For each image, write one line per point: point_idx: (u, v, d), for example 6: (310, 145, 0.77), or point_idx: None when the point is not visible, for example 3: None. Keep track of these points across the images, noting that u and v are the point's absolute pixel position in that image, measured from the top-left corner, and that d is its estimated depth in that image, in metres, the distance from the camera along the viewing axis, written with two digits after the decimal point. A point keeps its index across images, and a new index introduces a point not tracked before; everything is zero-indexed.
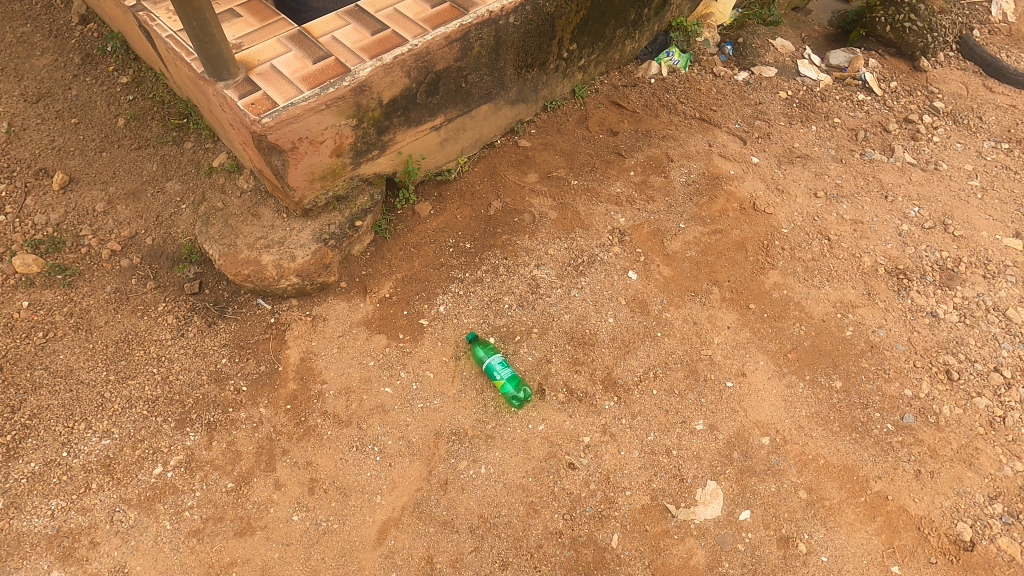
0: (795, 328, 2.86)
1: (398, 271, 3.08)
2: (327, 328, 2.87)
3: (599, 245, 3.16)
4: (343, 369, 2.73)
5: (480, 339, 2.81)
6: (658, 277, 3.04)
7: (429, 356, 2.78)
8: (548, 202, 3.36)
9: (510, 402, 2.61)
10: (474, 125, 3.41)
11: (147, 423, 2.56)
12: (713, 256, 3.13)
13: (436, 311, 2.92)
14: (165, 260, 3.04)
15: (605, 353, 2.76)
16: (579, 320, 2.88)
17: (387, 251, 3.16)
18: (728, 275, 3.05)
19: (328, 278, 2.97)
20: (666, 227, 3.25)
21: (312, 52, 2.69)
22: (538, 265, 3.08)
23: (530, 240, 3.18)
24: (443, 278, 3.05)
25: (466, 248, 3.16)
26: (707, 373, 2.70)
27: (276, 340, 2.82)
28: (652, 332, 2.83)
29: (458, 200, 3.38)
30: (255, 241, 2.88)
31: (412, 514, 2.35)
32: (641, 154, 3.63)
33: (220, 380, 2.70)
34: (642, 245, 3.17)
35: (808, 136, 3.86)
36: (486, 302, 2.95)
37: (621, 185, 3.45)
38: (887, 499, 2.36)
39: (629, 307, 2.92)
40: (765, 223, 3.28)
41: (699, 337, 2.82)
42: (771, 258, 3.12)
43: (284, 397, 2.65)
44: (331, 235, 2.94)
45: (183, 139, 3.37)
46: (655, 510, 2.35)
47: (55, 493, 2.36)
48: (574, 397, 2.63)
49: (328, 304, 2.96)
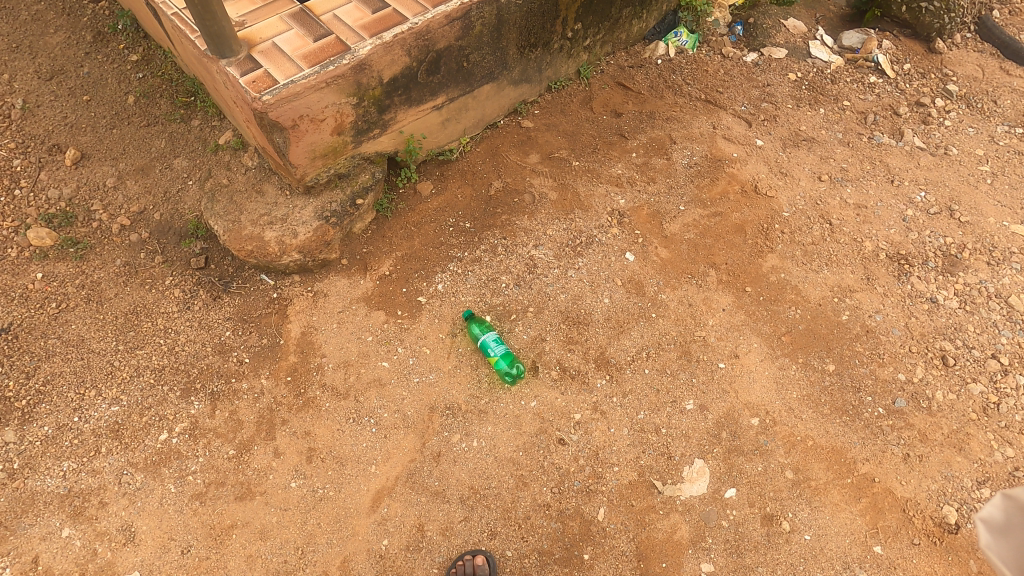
0: (791, 311, 2.85)
1: (398, 250, 3.14)
2: (327, 303, 2.94)
3: (597, 227, 3.18)
4: (342, 344, 2.80)
5: (476, 317, 2.86)
6: (656, 259, 3.05)
7: (426, 333, 2.84)
8: (548, 183, 3.38)
9: (503, 378, 2.66)
10: (476, 105, 3.42)
11: (154, 391, 2.66)
12: (711, 239, 3.12)
13: (434, 289, 2.98)
14: (173, 235, 3.12)
15: (599, 333, 2.80)
16: (575, 300, 2.91)
17: (388, 229, 3.21)
18: (726, 257, 3.05)
19: (330, 254, 3.03)
20: (666, 209, 3.25)
21: (312, 31, 2.72)
22: (536, 245, 3.11)
23: (529, 221, 3.21)
24: (442, 257, 3.10)
25: (466, 228, 3.20)
26: (699, 354, 2.72)
27: (278, 315, 2.90)
28: (648, 313, 2.86)
29: (459, 180, 3.41)
30: (259, 218, 2.97)
31: (405, 484, 2.43)
32: (643, 136, 3.62)
33: (224, 352, 2.78)
34: (641, 226, 3.18)
35: (815, 119, 3.82)
36: (484, 281, 3.00)
37: (622, 167, 3.45)
38: (874, 482, 2.38)
39: (626, 289, 2.94)
40: (766, 207, 3.26)
41: (694, 319, 2.83)
42: (770, 241, 3.10)
43: (285, 369, 2.73)
44: (332, 213, 3.00)
45: (191, 117, 3.42)
46: (642, 486, 2.39)
47: (67, 456, 2.48)
48: (566, 374, 2.67)
49: (329, 281, 3.02)
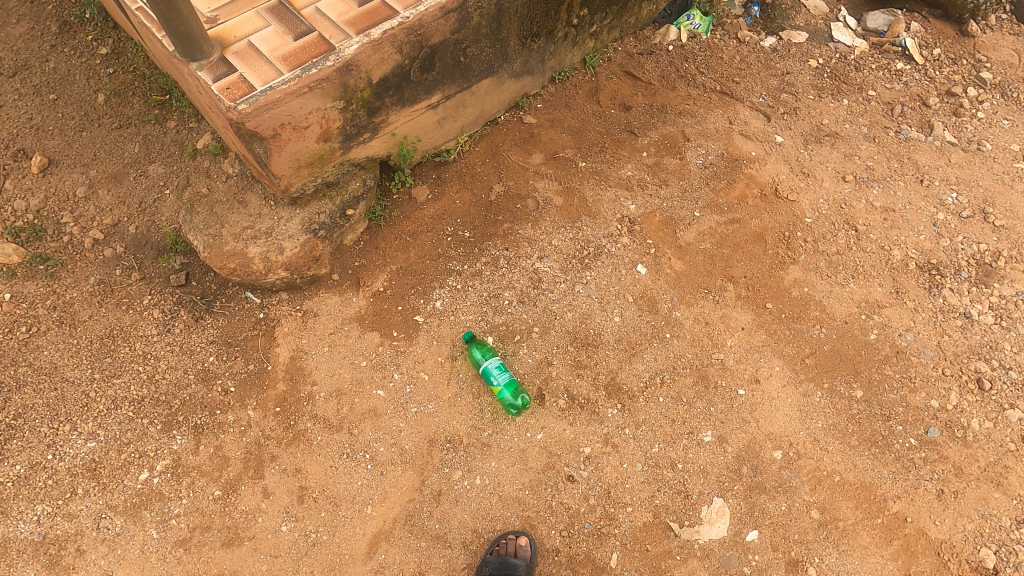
0: (816, 330, 2.66)
1: (393, 263, 2.92)
2: (318, 324, 2.74)
3: (606, 236, 2.95)
4: (333, 370, 2.61)
5: (477, 340, 2.67)
6: (669, 272, 2.84)
7: (424, 357, 2.65)
8: (553, 186, 3.14)
9: (507, 409, 2.48)
10: (474, 101, 3.16)
11: (133, 425, 2.47)
12: (729, 249, 2.89)
13: (432, 307, 2.78)
14: (150, 249, 2.90)
15: (609, 356, 2.61)
16: (583, 318, 2.71)
17: (381, 240, 2.99)
18: (745, 269, 2.83)
19: (319, 270, 2.82)
20: (680, 216, 3.02)
21: (293, 27, 2.45)
22: (540, 257, 2.90)
23: (532, 230, 2.98)
24: (440, 271, 2.89)
25: (465, 238, 2.98)
26: (717, 380, 2.54)
27: (265, 337, 2.70)
28: (661, 334, 2.67)
29: (457, 183, 3.17)
30: (241, 232, 2.75)
31: (404, 528, 2.28)
32: (654, 132, 3.36)
33: (207, 380, 2.59)
34: (653, 235, 2.95)
35: (838, 111, 3.55)
36: (485, 297, 2.80)
37: (633, 167, 3.20)
38: (906, 522, 2.23)
39: (637, 305, 2.74)
40: (787, 212, 3.02)
41: (711, 340, 2.64)
42: (793, 251, 2.87)
43: (273, 399, 2.55)
44: (321, 225, 2.78)
45: (167, 118, 3.16)
46: (657, 528, 2.24)
47: (41, 498, 2.31)
48: (575, 404, 2.49)
49: (319, 299, 2.81)
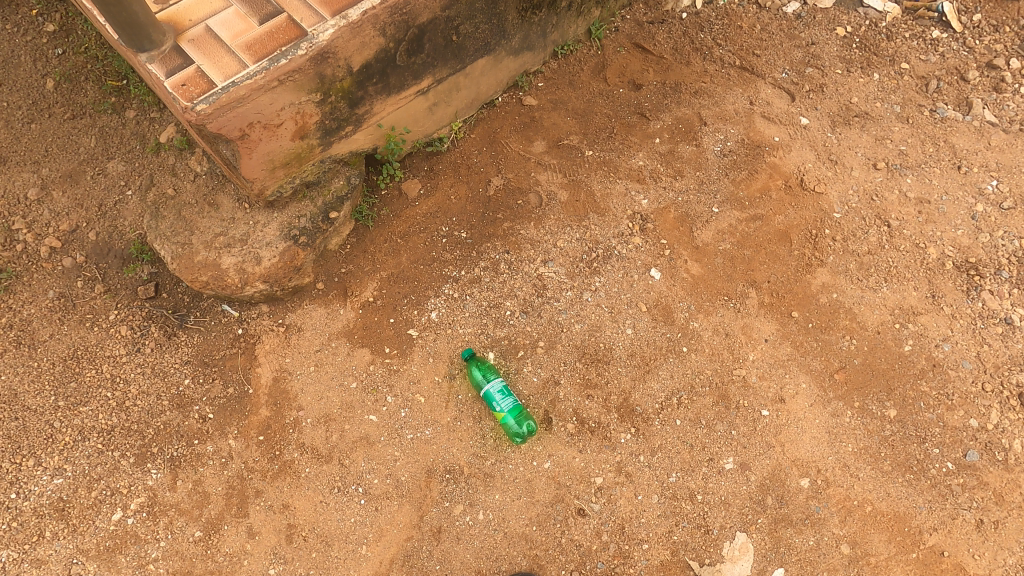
0: (846, 342, 2.44)
1: (383, 269, 2.65)
2: (302, 340, 2.50)
3: (616, 236, 2.69)
4: (320, 393, 2.40)
5: (477, 357, 2.44)
6: (685, 276, 2.59)
7: (419, 376, 2.43)
8: (557, 179, 2.83)
9: (511, 437, 2.28)
10: (469, 83, 2.82)
11: (103, 459, 2.27)
12: (751, 250, 2.63)
13: (427, 319, 2.54)
14: (114, 258, 2.62)
15: (622, 374, 2.39)
16: (592, 331, 2.48)
17: (369, 243, 2.71)
18: (769, 273, 2.58)
19: (302, 280, 2.56)
20: (697, 212, 2.74)
21: (258, 9, 2.12)
22: (544, 261, 2.64)
23: (535, 230, 2.70)
24: (435, 278, 2.63)
25: (461, 239, 2.71)
26: (739, 400, 2.34)
27: (245, 357, 2.47)
28: (678, 347, 2.44)
29: (452, 175, 2.86)
30: (213, 239, 2.47)
31: (402, 569, 2.12)
32: (668, 115, 3.03)
33: (183, 407, 2.37)
34: (667, 234, 2.69)
35: (868, 88, 3.23)
36: (484, 308, 2.55)
37: (645, 156, 2.89)
38: (943, 556, 2.08)
39: (651, 315, 2.51)
40: (814, 206, 2.75)
41: (732, 353, 2.43)
42: (821, 252, 2.62)
43: (256, 426, 2.34)
44: (301, 230, 2.50)
45: (125, 106, 2.82)
46: (676, 567, 2.10)
47: (5, 543, 2.13)
48: (585, 428, 2.30)
49: (302, 311, 2.57)
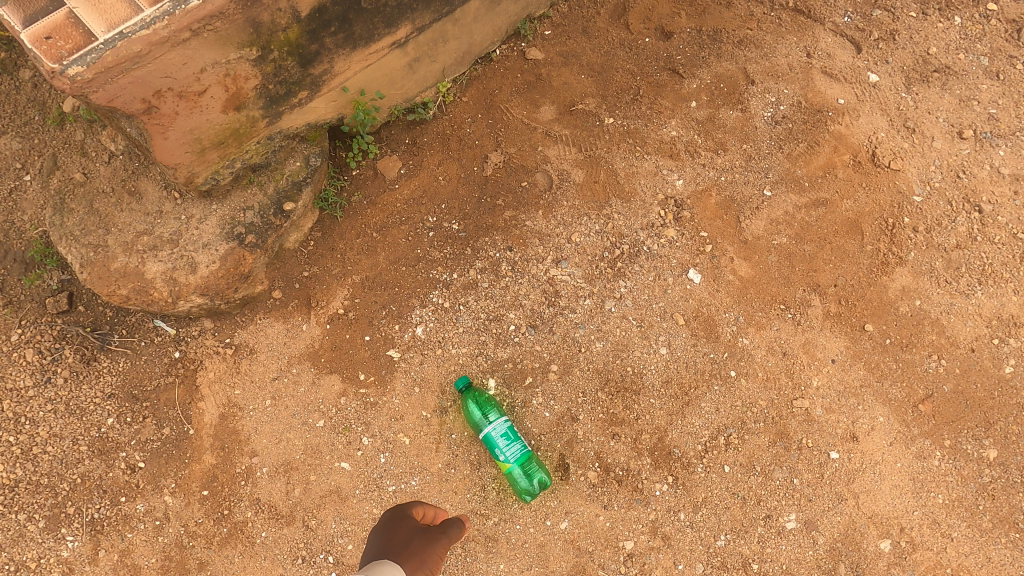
0: (933, 364, 1.96)
1: (356, 272, 2.12)
2: (256, 366, 2.01)
3: (644, 227, 2.16)
4: (279, 435, 1.94)
5: (474, 389, 1.98)
6: (731, 279, 2.08)
7: (402, 411, 1.97)
8: (571, 154, 2.25)
9: (520, 493, 1.90)
10: (459, 31, 2.20)
11: (5, 524, 1.84)
12: (812, 245, 2.11)
13: (410, 337, 2.04)
14: (14, 263, 2.03)
15: (655, 407, 1.94)
16: (617, 352, 2.00)
17: (338, 238, 2.16)
18: (835, 275, 2.07)
19: (252, 289, 2.03)
20: (743, 196, 2.20)
21: None
22: (556, 260, 2.11)
23: (544, 221, 2.16)
24: (420, 283, 2.10)
25: (452, 231, 2.16)
26: (802, 439, 1.90)
27: (183, 387, 1.98)
28: (724, 371, 1.96)
29: (440, 150, 2.27)
30: (134, 240, 1.92)
31: None
32: (707, 71, 2.38)
33: (106, 453, 1.91)
34: (709, 225, 2.16)
35: (948, 36, 2.45)
36: (482, 321, 2.05)
37: (678, 125, 2.30)
38: None
39: (690, 329, 2.01)
40: (889, 187, 2.21)
41: (792, 379, 1.95)
42: (899, 247, 2.11)
43: (198, 478, 1.90)
44: (247, 227, 1.95)
45: (19, 64, 2.15)
46: None
47: None
48: (610, 478, 1.89)
49: (256, 328, 2.05)
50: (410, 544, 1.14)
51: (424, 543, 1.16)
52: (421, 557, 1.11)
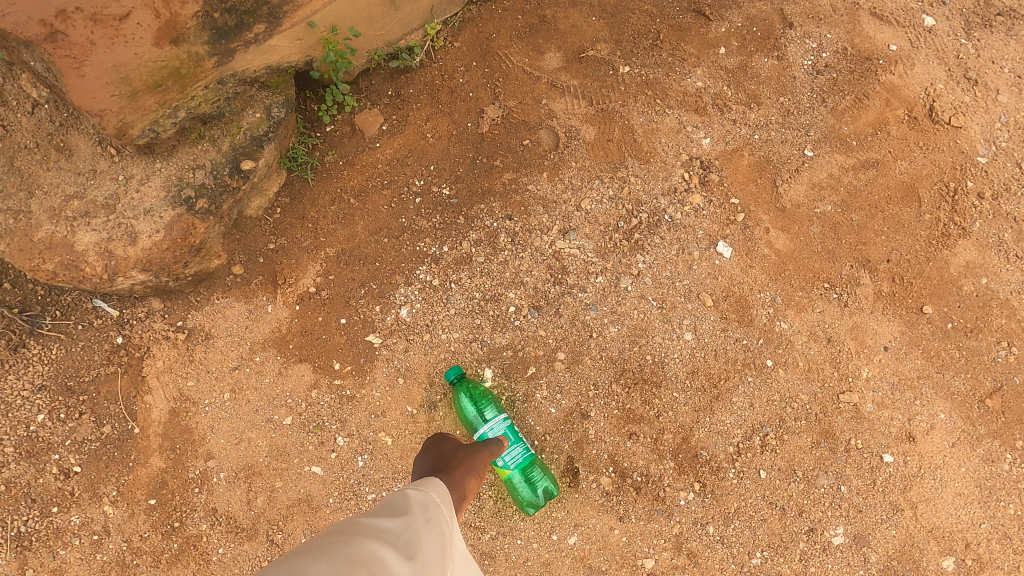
0: (1001, 352, 1.70)
1: (331, 245, 1.81)
2: (213, 354, 1.74)
3: (666, 193, 1.85)
4: (239, 435, 1.71)
5: (468, 380, 1.72)
6: (768, 254, 1.79)
7: (385, 406, 1.73)
8: (579, 108, 1.92)
9: (521, 505, 1.67)
10: None
11: None
12: (862, 213, 1.82)
13: (394, 321, 1.77)
14: None
15: (681, 403, 1.69)
16: (635, 339, 1.73)
17: (309, 205, 1.84)
18: (888, 248, 1.78)
19: (207, 263, 1.72)
20: (781, 157, 1.88)
21: None
22: (564, 231, 1.82)
23: (550, 186, 1.85)
24: (404, 258, 1.80)
25: (443, 197, 1.85)
26: (851, 441, 1.67)
27: (127, 377, 1.70)
28: (759, 361, 1.71)
29: (428, 102, 1.92)
30: (62, 204, 1.58)
31: None
32: (737, 12, 2.00)
33: (37, 456, 1.65)
34: (740, 191, 1.85)
35: None
36: (477, 302, 1.77)
37: (704, 75, 1.95)
38: None
39: (721, 312, 1.74)
40: (950, 147, 1.89)
41: (838, 370, 1.70)
42: (963, 216, 1.81)
43: (144, 485, 1.68)
44: (198, 189, 1.63)
45: None
46: None
47: None
48: (627, 484, 1.67)
49: (214, 309, 1.76)
50: (458, 454, 1.29)
51: (470, 456, 1.31)
52: (470, 466, 1.27)
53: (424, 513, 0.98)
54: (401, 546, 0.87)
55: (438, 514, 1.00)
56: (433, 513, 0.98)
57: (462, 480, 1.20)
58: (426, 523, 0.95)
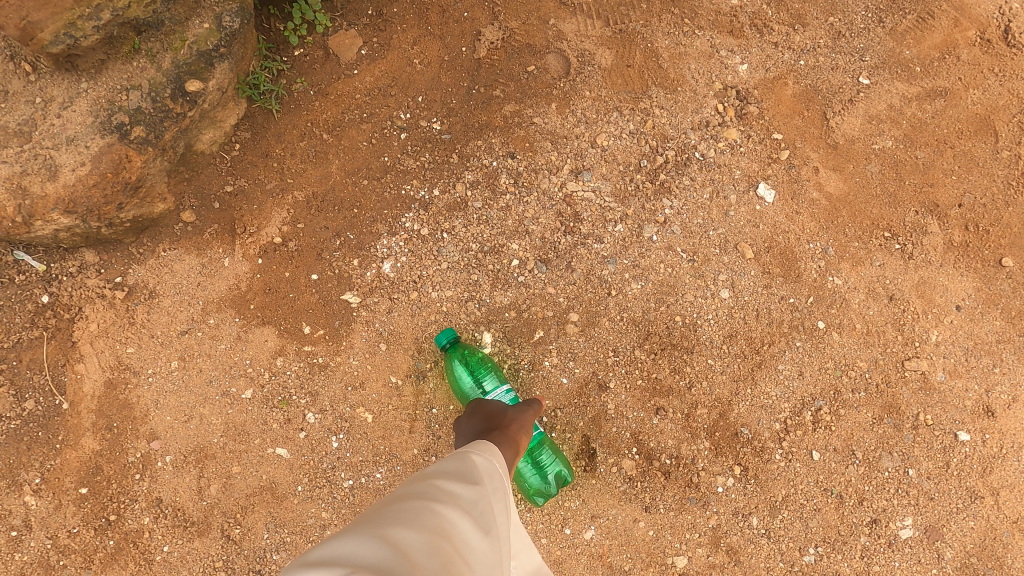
0: None
1: (299, 188, 1.52)
2: (161, 316, 1.46)
3: (697, 127, 1.55)
4: (189, 412, 1.45)
5: (463, 344, 1.45)
6: (818, 199, 1.51)
7: (364, 377, 1.47)
8: (593, 27, 1.57)
9: (530, 496, 1.41)
10: None
11: None
12: (929, 151, 1.53)
13: (376, 277, 1.49)
14: None
15: (716, 372, 1.43)
16: (662, 298, 1.46)
17: (274, 141, 1.53)
18: (960, 190, 1.50)
19: (152, 207, 1.43)
20: (834, 87, 1.56)
21: None
22: (578, 172, 1.53)
23: (560, 119, 1.55)
24: (387, 204, 1.52)
25: (434, 133, 1.54)
26: (919, 416, 1.42)
27: (59, 343, 1.43)
28: (808, 322, 1.45)
29: (413, 21, 1.57)
30: None
31: None
32: None
33: None
34: (785, 126, 1.54)
35: None
36: (474, 255, 1.49)
37: None
38: None
39: (763, 264, 1.47)
40: None
41: (901, 333, 1.44)
42: None
43: (73, 471, 1.41)
44: (133, 113, 1.31)
45: None
46: None
47: None
48: (654, 468, 1.42)
49: (161, 262, 1.48)
50: (508, 413, 1.10)
51: (519, 414, 1.12)
52: (521, 424, 1.08)
53: (493, 483, 0.82)
54: (473, 528, 0.73)
55: (505, 484, 0.84)
56: (507, 484, 0.84)
57: (519, 440, 1.03)
58: (497, 494, 0.80)
